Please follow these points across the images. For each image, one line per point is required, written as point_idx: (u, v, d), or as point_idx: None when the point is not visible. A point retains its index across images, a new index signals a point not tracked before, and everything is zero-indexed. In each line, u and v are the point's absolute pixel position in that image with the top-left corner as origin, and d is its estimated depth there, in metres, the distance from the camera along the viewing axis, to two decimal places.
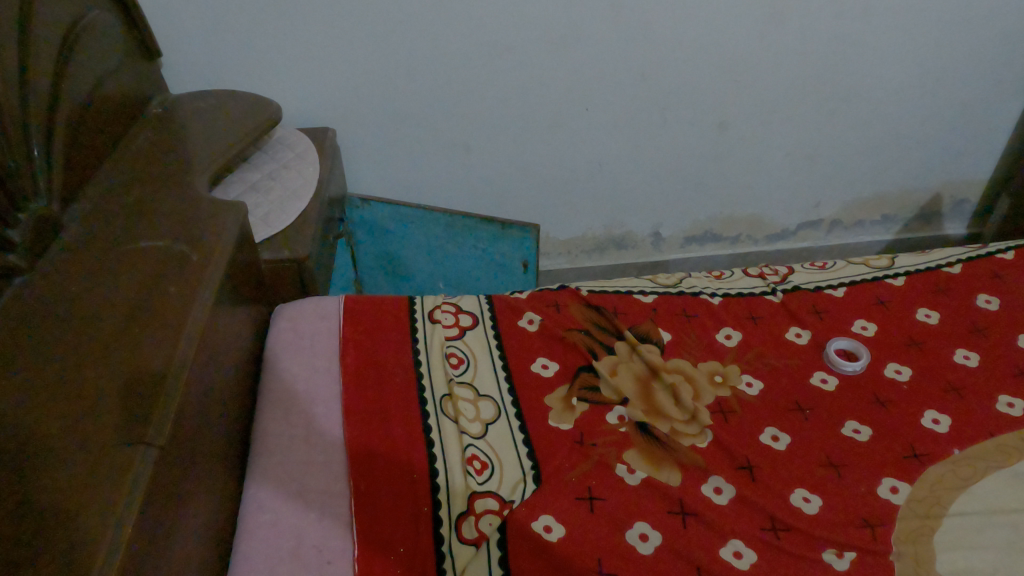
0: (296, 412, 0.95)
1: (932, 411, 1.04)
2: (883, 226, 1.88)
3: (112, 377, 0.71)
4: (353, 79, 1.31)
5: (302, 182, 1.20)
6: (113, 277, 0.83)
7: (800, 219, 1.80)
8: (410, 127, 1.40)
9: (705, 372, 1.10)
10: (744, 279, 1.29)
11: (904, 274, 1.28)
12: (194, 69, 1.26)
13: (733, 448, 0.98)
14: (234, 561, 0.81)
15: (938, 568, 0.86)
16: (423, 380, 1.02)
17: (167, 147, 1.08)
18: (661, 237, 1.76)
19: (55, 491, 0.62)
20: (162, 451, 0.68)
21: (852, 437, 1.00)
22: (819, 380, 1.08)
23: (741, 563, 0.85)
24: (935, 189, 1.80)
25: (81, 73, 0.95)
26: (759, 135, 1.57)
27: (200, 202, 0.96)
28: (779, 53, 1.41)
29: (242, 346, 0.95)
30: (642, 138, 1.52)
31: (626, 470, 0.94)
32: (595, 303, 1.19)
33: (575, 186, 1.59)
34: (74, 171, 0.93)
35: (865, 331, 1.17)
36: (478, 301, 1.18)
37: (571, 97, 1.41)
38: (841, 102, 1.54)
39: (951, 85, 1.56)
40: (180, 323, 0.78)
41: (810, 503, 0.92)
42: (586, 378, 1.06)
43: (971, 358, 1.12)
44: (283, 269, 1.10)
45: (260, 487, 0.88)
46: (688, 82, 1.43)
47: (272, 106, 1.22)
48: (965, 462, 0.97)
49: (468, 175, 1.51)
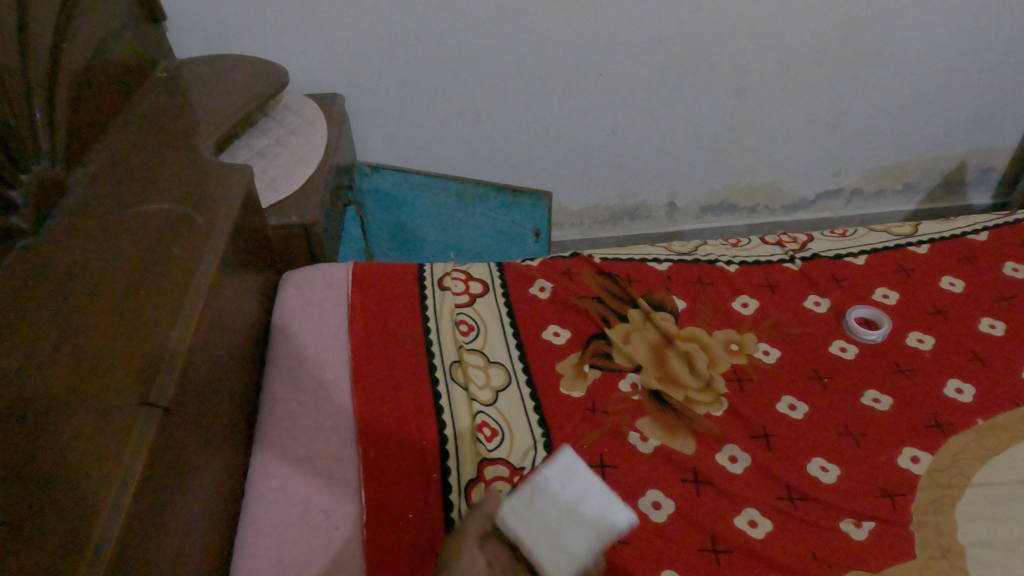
0: (304, 379, 0.94)
1: (956, 380, 1.01)
2: (906, 195, 1.84)
3: (115, 339, 0.70)
4: (363, 44, 1.28)
5: (310, 148, 1.17)
6: (116, 240, 0.81)
7: (819, 189, 1.77)
8: (419, 93, 1.37)
9: (720, 340, 1.07)
10: (762, 247, 1.26)
11: (928, 241, 1.24)
12: (198, 32, 1.23)
13: (749, 416, 0.95)
14: (242, 524, 0.81)
15: (958, 538, 0.84)
16: (432, 347, 1.00)
17: (173, 111, 1.06)
18: (676, 207, 1.74)
19: (58, 450, 0.61)
20: (167, 413, 0.68)
21: (872, 406, 0.98)
22: (838, 349, 1.06)
23: (756, 532, 0.83)
24: (961, 158, 1.76)
25: (82, 34, 0.93)
26: (779, 100, 1.53)
27: (206, 166, 0.95)
28: (801, 16, 1.36)
29: (249, 312, 0.94)
30: (658, 104, 1.48)
31: (640, 438, 0.92)
32: (608, 270, 1.17)
33: (588, 154, 1.56)
34: (78, 134, 0.91)
35: (886, 299, 1.14)
36: (488, 268, 1.17)
37: (585, 60, 1.37)
38: (863, 66, 1.49)
39: (981, 47, 1.50)
40: (185, 286, 0.77)
41: (828, 472, 0.90)
42: (598, 345, 1.04)
43: (997, 326, 1.09)
44: (291, 235, 1.08)
45: (267, 453, 0.87)
46: (708, 45, 1.38)
47: (278, 70, 1.19)
48: (989, 432, 0.95)
49: (478, 141, 1.49)
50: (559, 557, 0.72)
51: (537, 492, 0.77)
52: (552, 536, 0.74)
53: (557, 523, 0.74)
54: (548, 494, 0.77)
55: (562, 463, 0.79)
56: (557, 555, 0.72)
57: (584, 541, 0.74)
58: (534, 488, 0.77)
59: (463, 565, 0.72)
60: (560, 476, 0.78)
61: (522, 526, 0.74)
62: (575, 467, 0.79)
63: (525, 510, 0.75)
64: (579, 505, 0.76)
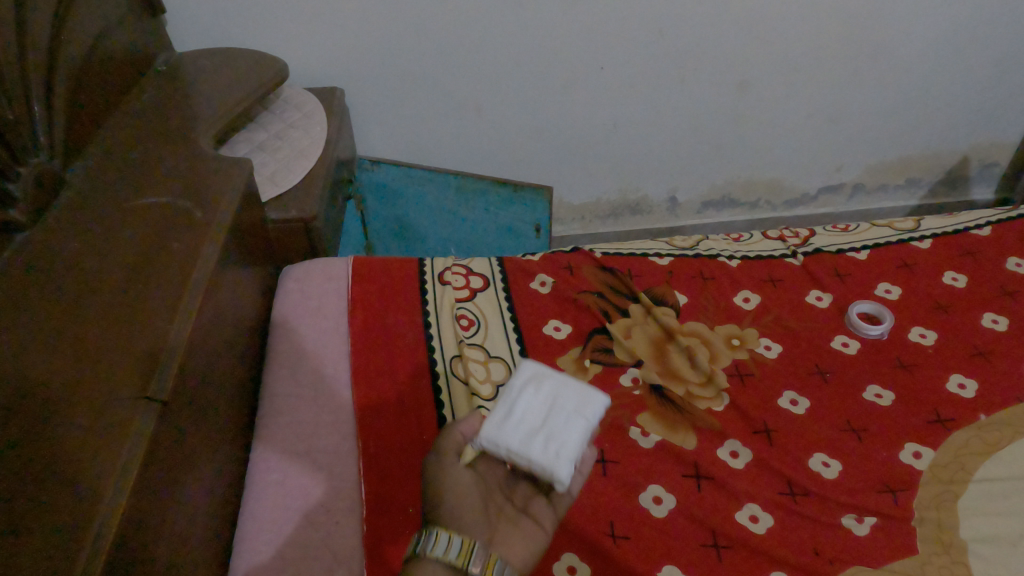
0: (304, 372, 0.94)
1: (958, 375, 1.01)
2: (908, 190, 1.83)
3: (114, 333, 0.70)
4: (362, 38, 1.27)
5: (309, 142, 1.17)
6: (115, 233, 0.81)
7: (821, 184, 1.76)
8: (420, 87, 1.37)
9: (722, 335, 1.07)
10: (764, 242, 1.26)
11: (931, 236, 1.24)
12: (197, 25, 1.23)
13: (750, 411, 0.95)
14: (242, 518, 0.81)
15: (960, 534, 0.83)
16: (432, 341, 1.00)
17: (172, 104, 1.05)
18: (677, 202, 1.73)
19: (57, 443, 0.61)
20: (166, 407, 0.67)
21: (873, 401, 0.97)
22: (840, 344, 1.05)
23: (757, 527, 0.83)
24: (963, 153, 1.75)
25: (81, 26, 0.93)
26: (780, 95, 1.52)
27: (205, 159, 0.94)
28: (804, 10, 1.35)
29: (249, 306, 0.94)
30: (659, 99, 1.47)
31: (640, 433, 0.92)
32: (609, 265, 1.16)
33: (589, 149, 1.55)
34: (77, 127, 0.91)
35: (889, 294, 1.13)
36: (489, 262, 1.16)
37: (586, 55, 1.36)
38: (866, 60, 1.48)
39: (985, 42, 1.49)
40: (185, 279, 0.77)
41: (829, 468, 0.90)
42: (599, 340, 1.04)
43: (999, 322, 1.08)
44: (291, 228, 1.08)
45: (267, 447, 0.87)
46: (709, 39, 1.37)
47: (278, 64, 1.19)
48: (991, 427, 0.94)
49: (479, 136, 1.48)
50: (558, 453, 0.68)
51: (515, 399, 0.73)
52: (542, 434, 0.70)
53: (544, 421, 0.71)
54: (525, 402, 0.73)
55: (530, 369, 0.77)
56: (553, 449, 0.68)
57: (576, 431, 0.70)
58: (509, 399, 0.73)
59: (450, 477, 0.70)
60: (532, 382, 0.75)
61: (508, 433, 0.70)
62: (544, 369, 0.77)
63: (505, 425, 0.71)
64: (559, 400, 0.73)
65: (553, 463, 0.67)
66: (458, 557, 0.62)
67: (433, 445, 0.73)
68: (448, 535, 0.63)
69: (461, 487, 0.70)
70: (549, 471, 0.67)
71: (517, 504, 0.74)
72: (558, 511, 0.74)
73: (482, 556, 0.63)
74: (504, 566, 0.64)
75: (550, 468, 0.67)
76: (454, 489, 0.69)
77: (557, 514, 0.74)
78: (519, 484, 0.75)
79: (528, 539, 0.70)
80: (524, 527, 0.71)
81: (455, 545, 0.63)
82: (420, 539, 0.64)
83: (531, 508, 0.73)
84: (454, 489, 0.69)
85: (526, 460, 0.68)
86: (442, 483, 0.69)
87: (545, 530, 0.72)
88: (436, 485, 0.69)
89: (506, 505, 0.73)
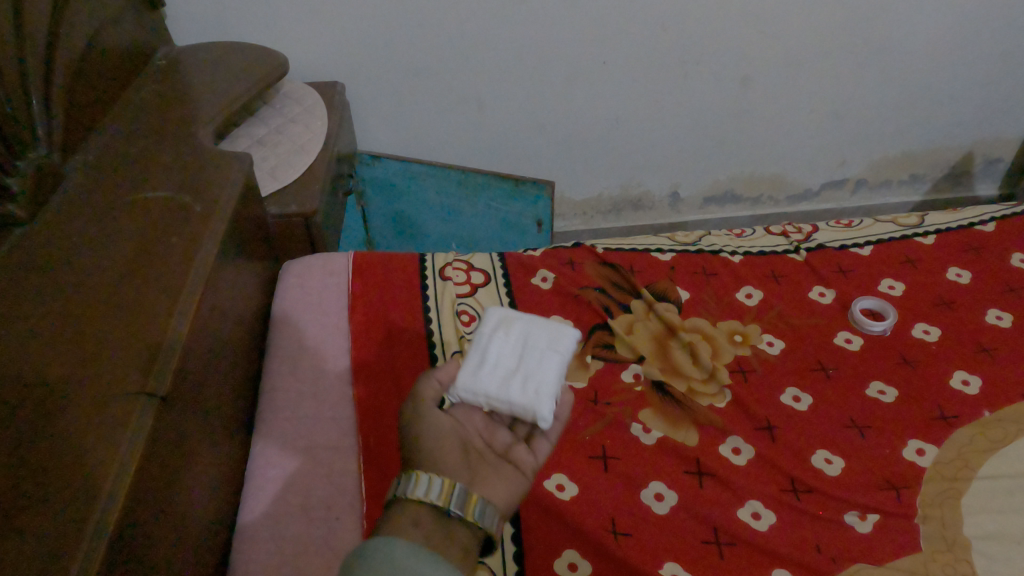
0: (304, 368, 0.93)
1: (962, 372, 1.00)
2: (911, 186, 1.82)
3: (112, 328, 0.69)
4: (363, 32, 1.26)
5: (310, 136, 1.16)
6: (113, 228, 0.80)
7: (824, 179, 1.75)
8: (421, 81, 1.36)
9: (723, 331, 1.06)
10: (766, 237, 1.25)
11: (935, 232, 1.23)
12: (196, 19, 1.22)
13: (752, 408, 0.95)
14: (242, 514, 0.81)
15: (963, 531, 0.83)
16: (432, 338, 0.99)
17: (172, 98, 1.05)
18: (679, 197, 1.73)
19: (54, 437, 0.60)
20: (165, 401, 0.67)
21: (876, 398, 0.97)
22: (843, 340, 1.05)
23: (759, 524, 0.83)
24: (967, 148, 1.74)
25: (79, 20, 0.92)
26: (783, 90, 1.51)
27: (204, 154, 0.94)
28: (808, 5, 1.34)
29: (249, 302, 0.94)
30: (661, 93, 1.46)
31: (642, 430, 0.92)
32: (610, 261, 1.16)
33: (591, 144, 1.55)
34: (75, 121, 0.90)
35: (892, 290, 1.13)
36: (490, 258, 1.16)
37: (588, 50, 1.35)
38: (870, 55, 1.47)
39: (990, 36, 1.48)
40: (184, 273, 0.77)
41: (832, 465, 0.89)
42: (601, 337, 1.03)
43: (1004, 318, 1.08)
44: (291, 223, 1.07)
45: (267, 443, 0.87)
46: (713, 33, 1.36)
47: (278, 58, 1.18)
48: (995, 424, 0.94)
49: (480, 130, 1.47)
50: (536, 393, 0.73)
51: (485, 350, 0.78)
52: (517, 377, 0.74)
53: (517, 367, 0.76)
54: (497, 347, 0.78)
55: (496, 321, 0.82)
56: (531, 390, 0.73)
57: (549, 368, 0.75)
58: (481, 347, 0.78)
59: (427, 422, 0.69)
60: (501, 329, 0.80)
61: (483, 380, 0.74)
62: (509, 319, 0.82)
63: (480, 369, 0.75)
64: (529, 345, 0.78)
65: (532, 403, 0.72)
66: (440, 498, 0.59)
67: (409, 393, 0.73)
68: (429, 476, 0.60)
69: (438, 430, 0.68)
70: (529, 407, 0.72)
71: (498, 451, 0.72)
72: (539, 456, 0.72)
73: (465, 497, 0.60)
74: (489, 506, 0.61)
75: (531, 406, 0.72)
76: (431, 431, 0.68)
77: (538, 458, 0.72)
78: (498, 432, 0.75)
79: (512, 484, 0.66)
80: (505, 471, 0.68)
81: (432, 481, 0.60)
82: (400, 483, 0.62)
83: (513, 452, 0.72)
84: (432, 434, 0.68)
85: (506, 403, 0.72)
86: (419, 429, 0.68)
87: (528, 476, 0.69)
88: (412, 429, 0.68)
89: (488, 450, 0.72)
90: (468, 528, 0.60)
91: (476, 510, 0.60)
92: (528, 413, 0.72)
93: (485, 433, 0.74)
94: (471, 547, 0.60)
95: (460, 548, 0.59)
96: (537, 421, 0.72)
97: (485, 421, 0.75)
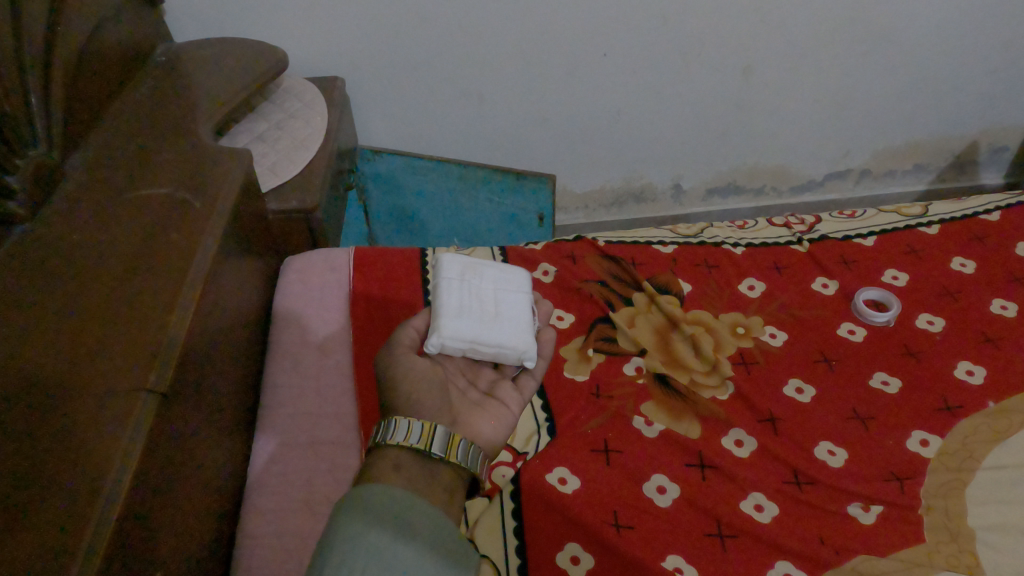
0: (306, 363, 0.94)
1: (966, 362, 1.00)
2: (916, 175, 1.81)
3: (113, 325, 0.70)
4: (362, 26, 1.25)
5: (309, 132, 1.16)
6: (113, 225, 0.80)
7: (827, 169, 1.74)
8: (421, 74, 1.35)
9: (726, 323, 1.06)
10: (769, 229, 1.24)
11: (939, 222, 1.22)
12: (195, 14, 1.21)
13: (755, 400, 0.94)
14: (246, 509, 0.82)
15: (967, 522, 0.83)
16: None
17: (171, 95, 1.05)
18: (681, 189, 1.72)
19: (55, 435, 0.60)
20: (166, 397, 0.67)
21: (880, 389, 0.96)
22: (847, 331, 1.04)
23: (762, 517, 0.82)
24: (972, 137, 1.73)
25: (77, 17, 0.92)
26: (786, 80, 1.50)
27: (204, 150, 0.93)
28: None
29: (251, 298, 0.94)
30: (662, 84, 1.45)
31: (644, 423, 0.91)
32: (613, 253, 1.15)
33: (593, 136, 1.54)
34: (75, 118, 0.90)
35: (896, 280, 1.12)
36: (491, 252, 1.15)
37: (589, 42, 1.34)
38: (873, 43, 1.45)
39: (995, 24, 1.46)
40: (184, 271, 0.76)
41: (835, 456, 0.89)
42: (602, 329, 1.03)
43: (1009, 308, 1.07)
44: (292, 219, 1.07)
45: (269, 438, 0.88)
46: (714, 23, 1.34)
47: (278, 54, 1.18)
48: (1000, 414, 0.93)
49: (481, 123, 1.47)
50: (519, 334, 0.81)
51: (458, 295, 0.83)
52: (499, 321, 0.81)
53: (492, 312, 0.83)
54: (470, 294, 0.84)
55: (459, 267, 0.87)
56: (514, 333, 0.81)
57: (523, 314, 0.84)
58: (454, 293, 0.83)
59: (406, 372, 0.72)
60: (468, 277, 0.86)
61: (467, 326, 0.79)
62: (471, 267, 0.88)
63: (462, 313, 0.80)
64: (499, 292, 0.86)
65: (519, 344, 0.80)
66: (420, 440, 0.63)
67: (389, 341, 0.78)
68: (408, 421, 0.64)
69: (415, 377, 0.72)
70: (519, 348, 0.79)
71: (482, 390, 0.78)
72: (525, 391, 0.79)
73: (446, 440, 0.64)
74: (470, 447, 0.66)
75: (519, 347, 0.79)
76: (411, 381, 0.72)
77: (524, 394, 0.78)
78: (480, 371, 0.81)
79: (496, 422, 0.73)
80: (491, 408, 0.74)
81: (416, 430, 0.64)
82: (380, 430, 0.66)
83: (496, 391, 0.78)
84: (408, 379, 0.72)
85: (495, 345, 0.79)
86: (396, 373, 0.72)
87: (512, 409, 0.76)
88: (392, 379, 0.72)
89: (472, 389, 0.78)
90: (449, 468, 0.65)
91: (458, 450, 0.65)
92: (517, 353, 0.79)
93: (468, 372, 0.80)
94: (455, 484, 0.65)
95: (442, 487, 0.64)
96: (523, 360, 0.80)
97: (465, 363, 0.81)
